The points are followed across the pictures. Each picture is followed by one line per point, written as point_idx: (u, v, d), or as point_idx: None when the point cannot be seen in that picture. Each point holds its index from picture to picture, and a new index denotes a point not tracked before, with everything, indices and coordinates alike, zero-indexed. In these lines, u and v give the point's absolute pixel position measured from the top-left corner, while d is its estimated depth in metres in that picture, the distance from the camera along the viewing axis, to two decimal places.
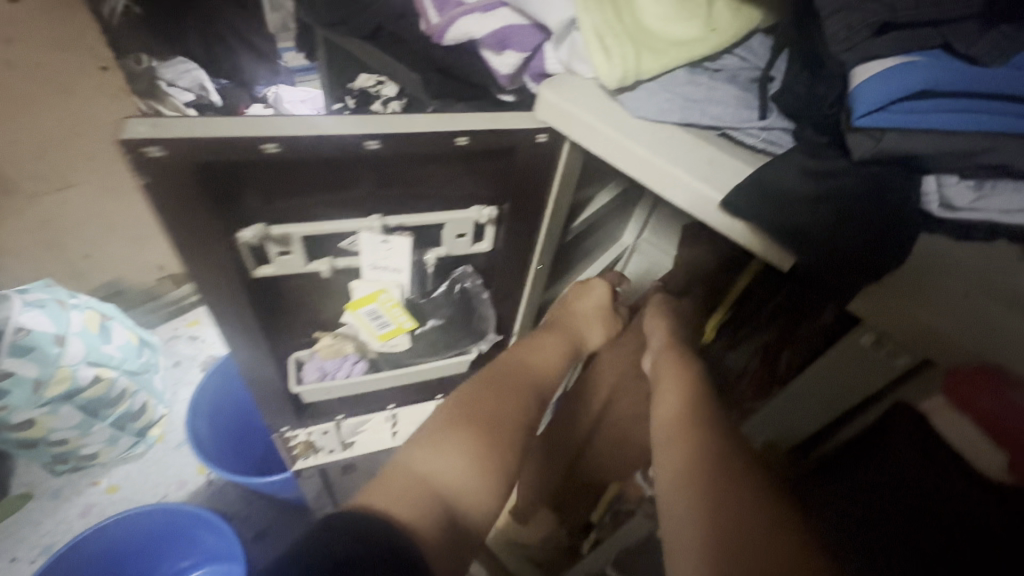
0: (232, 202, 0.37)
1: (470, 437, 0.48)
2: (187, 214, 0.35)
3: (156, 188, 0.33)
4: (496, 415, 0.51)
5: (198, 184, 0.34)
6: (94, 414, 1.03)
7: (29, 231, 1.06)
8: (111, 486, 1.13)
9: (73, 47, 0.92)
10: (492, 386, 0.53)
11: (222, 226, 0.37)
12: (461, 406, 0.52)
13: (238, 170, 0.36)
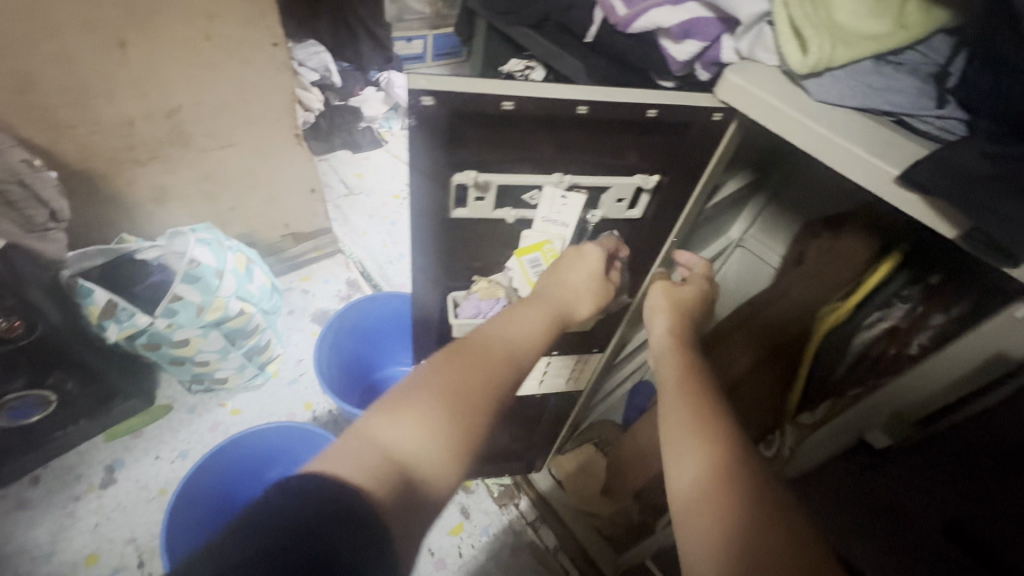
0: (460, 147, 0.46)
1: (439, 410, 0.44)
2: (430, 150, 0.45)
3: (418, 126, 0.43)
4: (467, 386, 0.46)
5: (447, 126, 0.43)
6: (232, 342, 1.19)
7: (194, 181, 1.22)
8: (235, 409, 1.28)
9: (256, 24, 1.05)
10: (468, 355, 0.48)
11: (448, 164, 0.46)
12: (431, 373, 0.46)
13: (474, 122, 0.44)
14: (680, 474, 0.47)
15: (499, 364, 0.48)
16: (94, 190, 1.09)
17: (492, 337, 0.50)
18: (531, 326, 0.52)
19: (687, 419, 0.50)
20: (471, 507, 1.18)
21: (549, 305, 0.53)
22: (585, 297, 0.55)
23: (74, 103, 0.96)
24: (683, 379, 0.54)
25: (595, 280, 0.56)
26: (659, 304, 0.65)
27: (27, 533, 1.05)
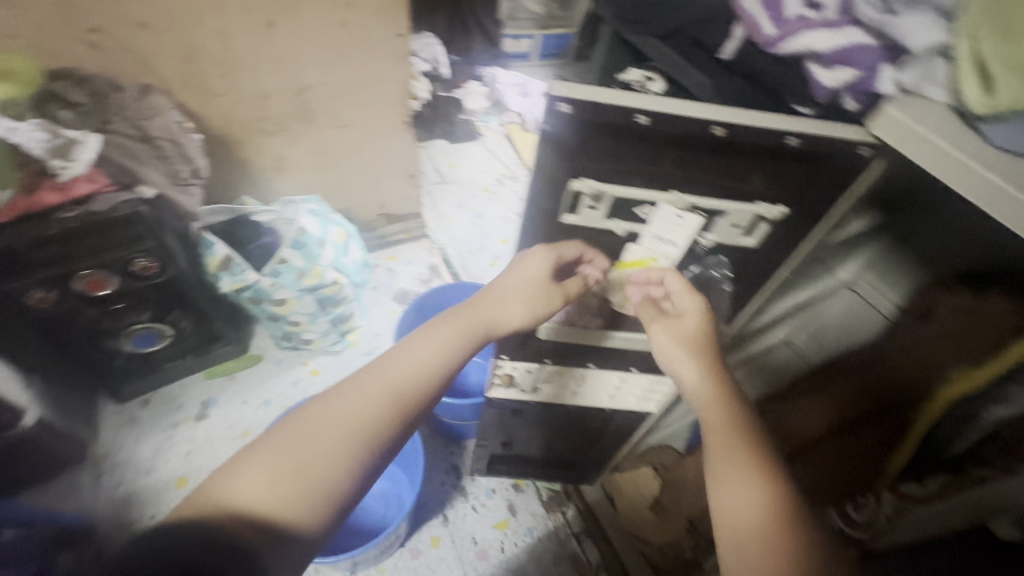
0: (584, 155, 0.47)
1: (309, 443, 0.49)
2: (557, 155, 0.47)
3: (549, 130, 0.45)
4: (342, 424, 0.50)
5: (577, 133, 0.45)
6: (323, 308, 1.27)
7: (310, 155, 1.32)
8: (314, 370, 1.37)
9: (387, 15, 1.11)
10: (348, 395, 0.52)
11: (568, 169, 0.48)
12: (311, 412, 0.51)
13: (602, 133, 0.45)
14: (733, 514, 0.51)
15: (378, 399, 0.53)
16: (228, 154, 1.21)
17: (378, 376, 0.55)
18: (417, 364, 0.56)
19: (732, 463, 0.53)
20: (519, 506, 1.18)
21: (438, 346, 0.58)
22: (518, 313, 0.62)
23: (224, 75, 1.06)
24: (728, 421, 0.56)
25: (499, 319, 0.62)
26: (671, 352, 0.62)
27: (133, 448, 1.20)
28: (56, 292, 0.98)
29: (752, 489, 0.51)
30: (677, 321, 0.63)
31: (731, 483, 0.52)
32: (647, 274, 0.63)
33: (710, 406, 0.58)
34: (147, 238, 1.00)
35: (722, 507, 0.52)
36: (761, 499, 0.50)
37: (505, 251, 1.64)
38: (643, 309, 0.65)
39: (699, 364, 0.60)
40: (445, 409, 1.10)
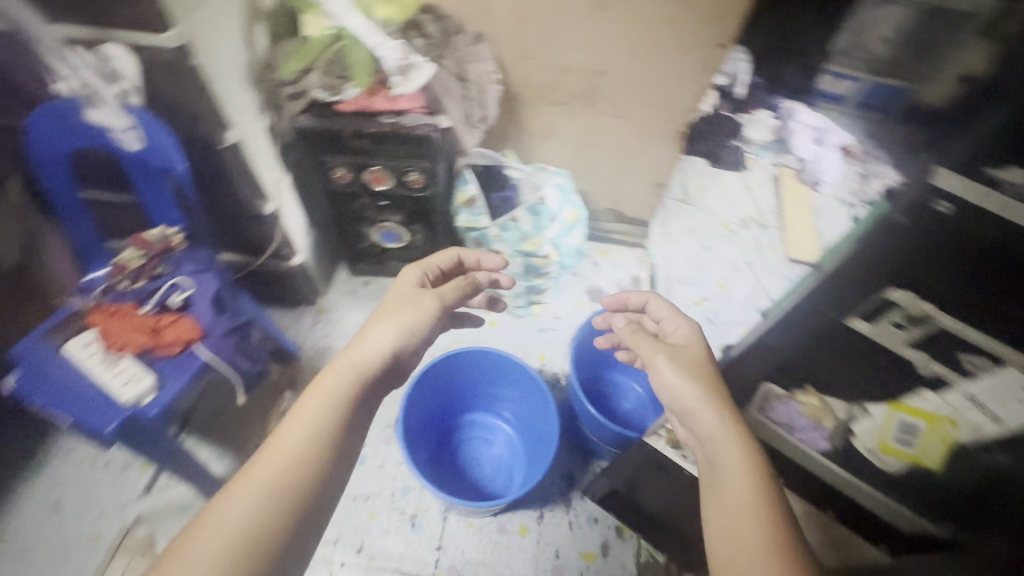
0: (961, 261, 0.49)
1: (228, 532, 0.54)
2: (935, 246, 0.50)
3: (926, 225, 0.49)
4: (237, 524, 0.54)
5: (958, 243, 0.48)
6: (526, 274, 1.32)
7: (576, 134, 1.34)
8: (492, 322, 1.42)
9: (716, 23, 1.04)
10: (255, 473, 0.58)
11: (941, 259, 0.50)
12: (221, 504, 0.56)
13: (991, 252, 0.47)
14: (733, 530, 0.60)
15: (289, 471, 0.59)
16: (513, 111, 1.30)
17: (274, 453, 0.60)
18: (308, 432, 0.62)
19: (726, 482, 0.64)
20: (613, 549, 1.11)
21: (315, 410, 0.65)
22: (384, 349, 0.74)
23: (542, 41, 1.13)
24: (728, 454, 0.66)
25: (359, 376, 0.70)
26: (682, 386, 0.73)
27: (343, 318, 1.42)
28: (351, 175, 1.20)
29: (742, 508, 0.61)
30: (686, 348, 0.79)
31: (725, 505, 0.62)
32: (634, 295, 0.93)
33: (714, 442, 0.68)
34: (426, 153, 1.15)
35: (718, 526, 0.62)
36: (750, 515, 0.60)
37: (717, 297, 1.50)
38: (643, 339, 0.81)
39: (707, 392, 0.72)
40: (590, 422, 1.08)
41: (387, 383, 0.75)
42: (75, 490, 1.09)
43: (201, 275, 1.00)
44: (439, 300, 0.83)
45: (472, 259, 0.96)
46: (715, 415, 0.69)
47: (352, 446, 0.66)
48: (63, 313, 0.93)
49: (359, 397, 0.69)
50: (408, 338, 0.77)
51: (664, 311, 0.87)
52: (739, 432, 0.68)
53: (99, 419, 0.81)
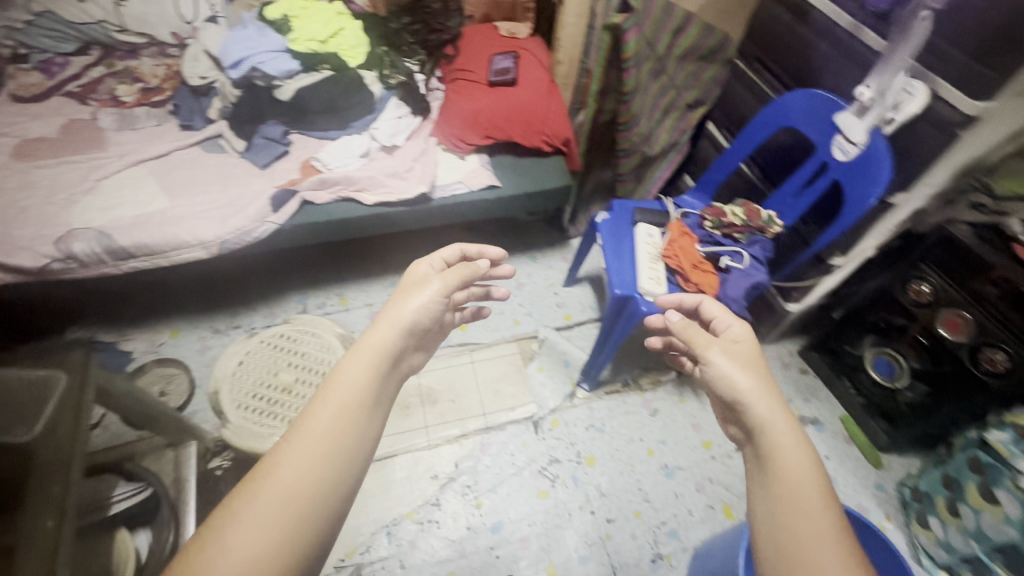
0: None
1: (274, 514, 0.48)
2: None
3: None
4: (301, 492, 0.50)
5: None
6: (999, 553, 0.94)
7: None
8: (884, 529, 1.18)
9: None
10: (294, 449, 0.52)
11: None
12: (261, 483, 0.49)
13: None
14: (793, 514, 0.51)
15: (325, 459, 0.52)
16: None
17: (303, 436, 0.53)
18: (335, 414, 0.55)
19: (781, 469, 0.55)
20: None
21: (337, 392, 0.57)
22: (406, 324, 0.67)
23: None
24: (782, 444, 0.57)
25: (381, 356, 0.63)
26: (738, 379, 0.64)
27: None
28: (932, 301, 1.05)
29: (792, 493, 0.52)
30: (734, 345, 0.71)
31: (777, 501, 0.53)
32: (684, 298, 0.84)
33: (768, 434, 0.58)
34: None
35: (764, 512, 0.53)
36: (804, 489, 0.53)
37: None
38: (695, 330, 0.74)
39: (763, 385, 0.63)
40: None
41: (403, 359, 0.68)
42: (534, 290, 1.49)
43: (758, 263, 1.04)
44: (449, 286, 0.75)
45: (475, 250, 0.87)
46: (770, 403, 0.61)
47: (372, 431, 0.58)
48: (657, 206, 1.17)
49: (381, 376, 0.61)
50: (426, 316, 0.71)
51: (718, 313, 0.79)
52: (790, 423, 0.59)
53: (620, 282, 1.03)
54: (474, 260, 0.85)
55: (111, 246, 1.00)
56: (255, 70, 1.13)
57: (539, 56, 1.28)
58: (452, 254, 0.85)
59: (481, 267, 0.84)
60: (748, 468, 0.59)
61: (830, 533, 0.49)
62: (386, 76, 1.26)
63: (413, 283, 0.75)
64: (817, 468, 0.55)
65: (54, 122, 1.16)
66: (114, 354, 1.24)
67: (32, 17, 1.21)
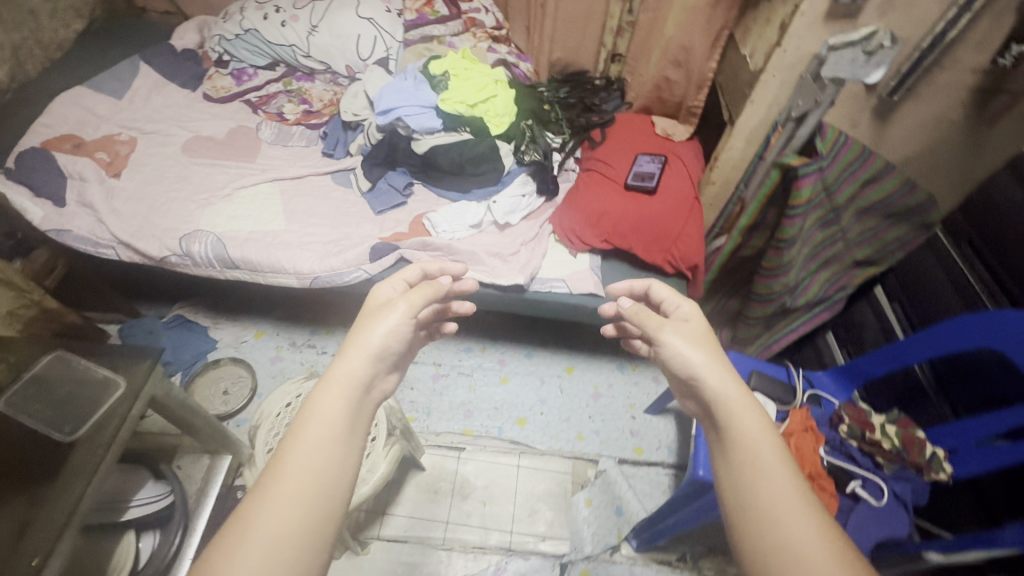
0: None
1: (263, 566, 0.47)
2: None
3: None
4: (290, 534, 0.50)
5: None
6: None
7: None
8: None
9: None
10: (273, 491, 0.51)
11: None
12: (242, 531, 0.49)
13: None
14: (753, 488, 0.51)
15: (306, 501, 0.52)
16: None
17: (283, 479, 0.52)
18: (311, 444, 0.55)
19: (741, 445, 0.55)
20: None
21: (307, 419, 0.57)
22: (373, 350, 0.64)
23: None
24: (739, 417, 0.57)
25: (348, 387, 0.61)
26: (690, 355, 0.63)
27: None
28: None
29: (750, 464, 0.53)
30: (685, 325, 0.68)
31: (739, 470, 0.53)
32: (632, 282, 0.80)
33: (728, 416, 0.58)
34: None
35: (729, 481, 0.54)
36: (761, 464, 0.53)
37: None
38: (646, 314, 0.71)
39: (716, 359, 0.62)
40: None
41: (374, 385, 0.65)
42: (610, 405, 1.33)
43: (900, 507, 0.79)
44: (414, 308, 0.70)
45: (435, 268, 0.82)
46: (728, 378, 0.60)
47: (348, 465, 0.56)
48: (781, 375, 0.98)
49: (350, 402, 0.60)
50: (395, 339, 0.67)
51: (667, 295, 0.75)
52: (749, 398, 0.59)
53: (705, 462, 0.85)
54: (437, 279, 0.76)
55: (222, 255, 1.06)
56: (400, 120, 1.14)
57: (690, 166, 1.15)
58: (412, 274, 0.81)
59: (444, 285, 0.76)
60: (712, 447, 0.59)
61: (792, 496, 0.50)
62: (522, 150, 1.19)
63: (378, 307, 0.71)
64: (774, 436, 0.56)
65: (225, 125, 1.28)
66: (200, 339, 1.31)
67: (241, 30, 1.35)
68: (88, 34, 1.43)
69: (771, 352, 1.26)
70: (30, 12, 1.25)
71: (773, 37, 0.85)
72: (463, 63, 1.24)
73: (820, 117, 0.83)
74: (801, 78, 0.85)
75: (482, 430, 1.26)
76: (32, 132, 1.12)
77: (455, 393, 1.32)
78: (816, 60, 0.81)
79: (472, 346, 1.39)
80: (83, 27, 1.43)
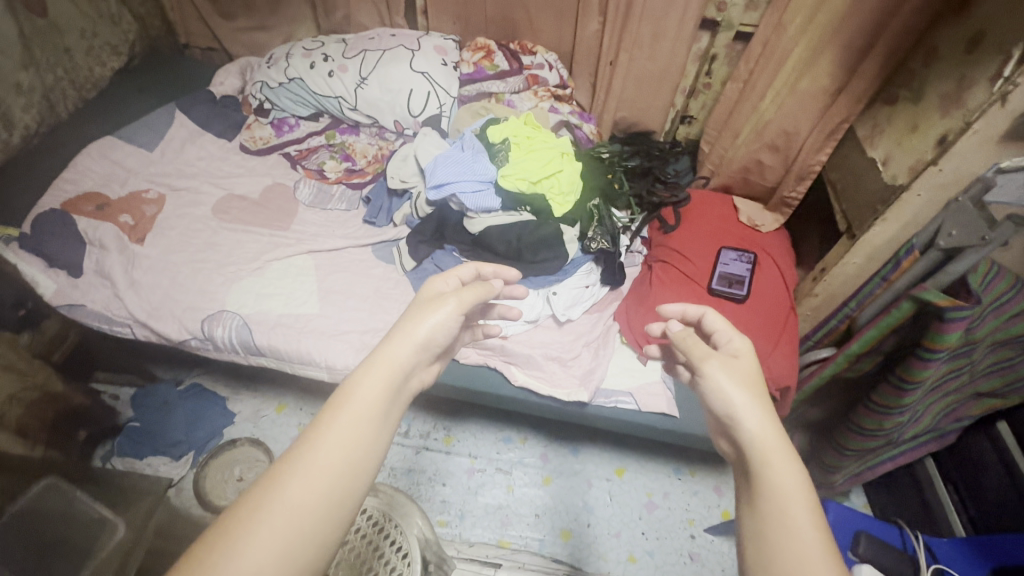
0: None
1: (284, 534, 0.43)
2: None
3: None
4: (300, 523, 0.44)
5: None
6: None
7: None
8: None
9: None
10: (297, 478, 0.46)
11: None
12: (269, 496, 0.45)
13: None
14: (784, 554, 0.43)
15: (334, 478, 0.47)
16: None
17: (318, 452, 0.48)
18: (344, 431, 0.49)
19: (775, 495, 0.47)
20: None
21: (341, 402, 0.51)
22: (416, 342, 0.57)
23: None
24: (774, 463, 0.49)
25: (388, 375, 0.54)
26: (732, 394, 0.54)
27: None
28: None
29: (778, 524, 0.45)
30: (734, 359, 0.58)
31: (767, 536, 0.45)
32: (688, 309, 0.68)
33: (762, 461, 0.49)
34: None
35: (753, 535, 0.46)
36: (789, 517, 0.45)
37: None
38: (695, 342, 0.62)
39: (759, 400, 0.53)
40: None
41: (412, 376, 0.58)
42: (666, 518, 1.17)
43: None
44: (464, 307, 0.62)
45: (491, 271, 0.71)
46: (764, 418, 0.52)
47: (377, 446, 0.51)
48: (895, 537, 0.84)
49: (386, 386, 0.53)
50: (440, 337, 0.60)
51: (722, 326, 0.63)
52: (783, 439, 0.51)
53: None
54: (488, 280, 0.71)
55: (247, 342, 0.94)
56: (455, 197, 1.02)
57: (782, 270, 1.00)
58: (466, 274, 0.70)
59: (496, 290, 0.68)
60: (738, 492, 0.51)
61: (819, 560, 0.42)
62: (588, 237, 1.05)
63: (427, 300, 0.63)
64: (808, 492, 0.47)
65: (260, 183, 1.17)
66: (217, 413, 1.19)
67: (284, 78, 1.25)
68: (124, 72, 1.35)
69: (862, 479, 1.08)
70: (66, 52, 1.18)
71: (926, 152, 0.69)
72: (526, 129, 1.11)
73: (984, 255, 0.66)
74: (956, 202, 0.68)
75: (521, 543, 1.11)
76: (54, 188, 1.03)
77: (492, 493, 1.18)
78: (981, 184, 0.65)
79: (512, 437, 1.25)
80: (122, 65, 1.35)
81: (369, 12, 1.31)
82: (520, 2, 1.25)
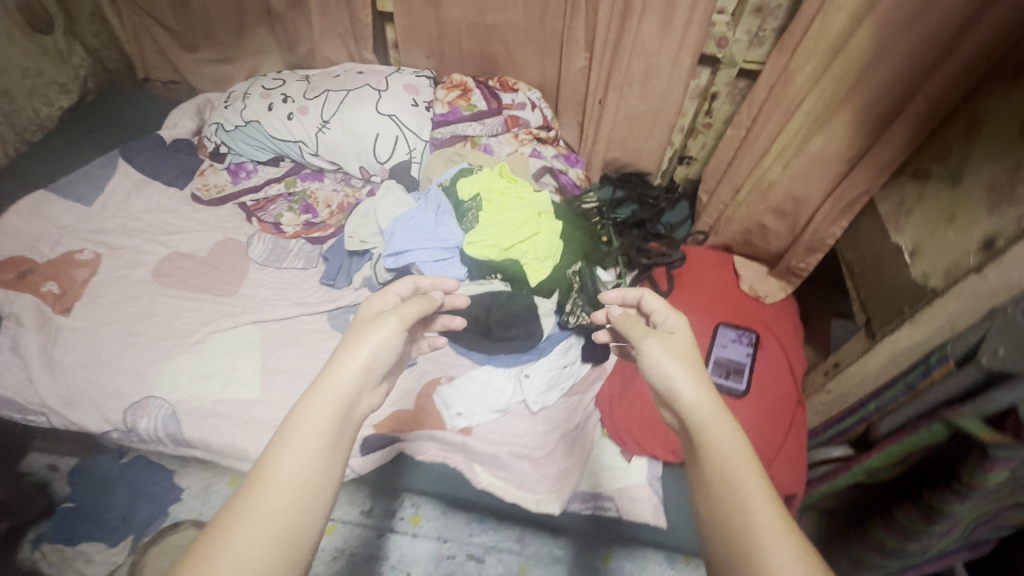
0: None
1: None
2: None
3: None
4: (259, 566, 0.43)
5: None
6: None
7: None
8: None
9: None
10: (246, 518, 0.44)
11: None
12: (219, 545, 0.43)
13: None
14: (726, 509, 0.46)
15: (290, 508, 0.46)
16: None
17: (267, 489, 0.46)
18: (291, 463, 0.47)
19: (717, 457, 0.48)
20: None
21: (282, 433, 0.49)
22: (357, 364, 0.53)
23: None
24: (712, 427, 0.50)
25: (332, 401, 0.52)
26: (669, 368, 0.54)
27: None
28: None
29: (719, 482, 0.47)
30: (669, 336, 0.58)
31: (714, 499, 0.47)
32: (625, 293, 0.67)
33: (700, 427, 0.50)
34: None
35: (700, 492, 0.48)
36: (734, 481, 0.47)
37: None
38: (633, 322, 0.61)
39: (698, 375, 0.53)
40: None
41: (362, 398, 0.55)
42: None
43: None
44: (408, 322, 0.58)
45: (429, 282, 0.68)
46: (702, 390, 0.52)
47: (332, 469, 0.49)
48: None
49: (332, 410, 0.51)
50: (386, 354, 0.56)
51: (658, 305, 0.63)
52: (723, 411, 0.51)
53: None
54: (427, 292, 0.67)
55: (175, 434, 0.83)
56: (415, 267, 0.91)
57: (787, 354, 0.88)
58: (405, 288, 0.65)
59: (438, 299, 0.65)
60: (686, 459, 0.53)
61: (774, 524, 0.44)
62: (566, 311, 0.93)
63: (367, 319, 0.58)
64: (746, 452, 0.48)
65: (210, 238, 1.06)
66: (162, 490, 1.09)
67: (241, 121, 1.15)
68: (76, 111, 1.26)
69: None
70: (4, 94, 1.10)
71: (963, 251, 0.57)
72: (501, 182, 0.99)
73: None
74: (1002, 312, 0.55)
75: None
76: None
77: None
78: None
79: (487, 516, 1.13)
80: (73, 103, 1.26)
81: (335, 46, 1.20)
82: (498, 36, 1.13)
